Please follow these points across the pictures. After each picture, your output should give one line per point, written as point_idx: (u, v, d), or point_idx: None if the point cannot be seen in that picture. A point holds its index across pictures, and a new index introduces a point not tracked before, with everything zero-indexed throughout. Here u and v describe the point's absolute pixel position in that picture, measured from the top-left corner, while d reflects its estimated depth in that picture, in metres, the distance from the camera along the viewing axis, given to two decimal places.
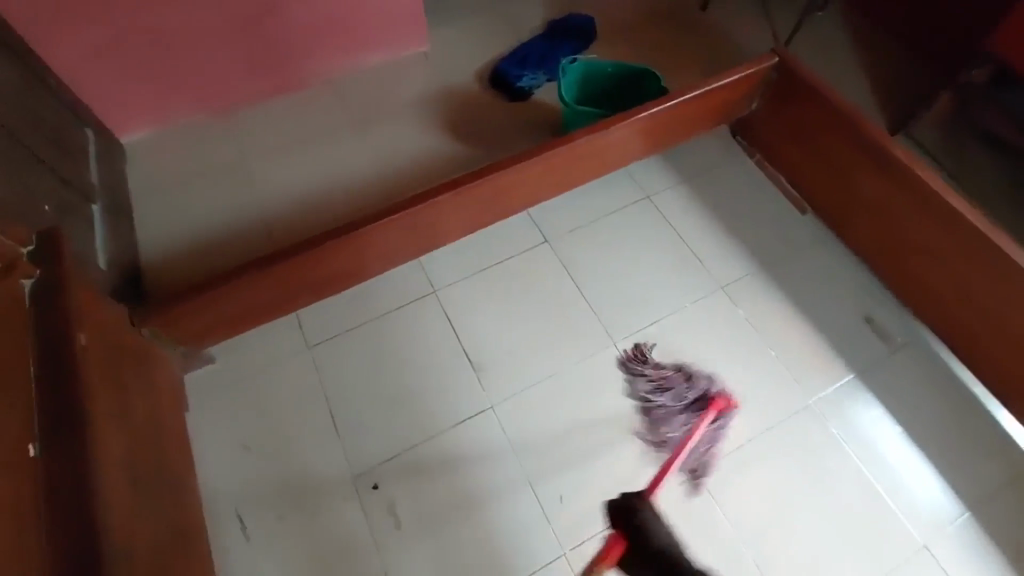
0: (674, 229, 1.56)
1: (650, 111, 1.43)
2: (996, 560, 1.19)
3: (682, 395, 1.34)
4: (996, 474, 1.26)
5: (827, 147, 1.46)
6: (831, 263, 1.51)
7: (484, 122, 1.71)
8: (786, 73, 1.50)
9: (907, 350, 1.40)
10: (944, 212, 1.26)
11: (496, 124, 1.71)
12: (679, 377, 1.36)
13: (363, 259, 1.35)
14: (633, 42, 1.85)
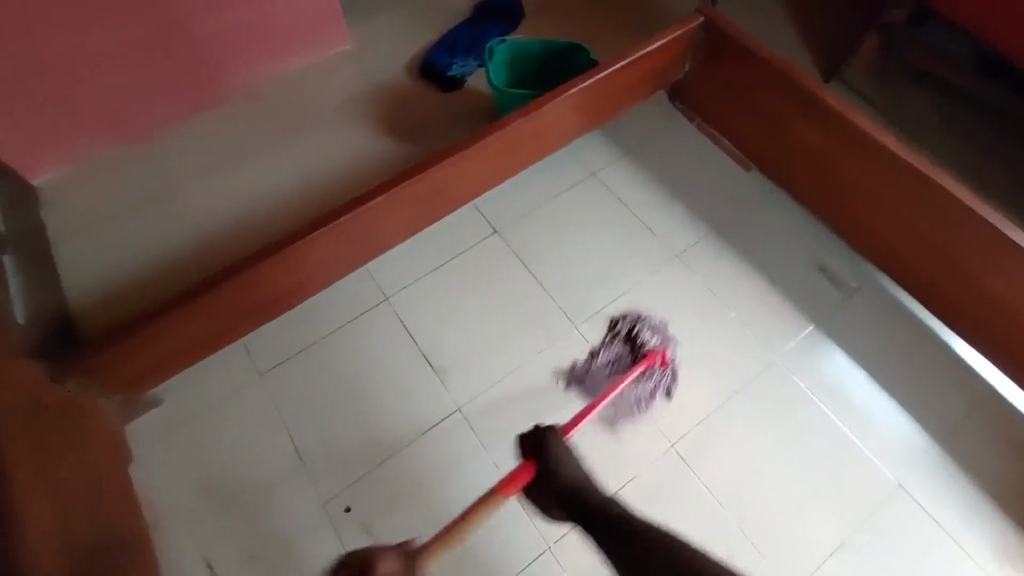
0: (622, 203, 1.54)
1: (581, 86, 1.40)
2: (967, 487, 1.21)
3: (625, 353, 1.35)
4: (958, 403, 1.28)
5: (763, 102, 1.45)
6: (781, 217, 1.52)
7: (417, 117, 1.65)
8: (713, 32, 1.48)
9: (862, 294, 1.41)
10: (879, 153, 1.27)
11: (430, 117, 1.65)
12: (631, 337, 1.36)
13: (304, 275, 1.28)
14: (561, 17, 1.81)
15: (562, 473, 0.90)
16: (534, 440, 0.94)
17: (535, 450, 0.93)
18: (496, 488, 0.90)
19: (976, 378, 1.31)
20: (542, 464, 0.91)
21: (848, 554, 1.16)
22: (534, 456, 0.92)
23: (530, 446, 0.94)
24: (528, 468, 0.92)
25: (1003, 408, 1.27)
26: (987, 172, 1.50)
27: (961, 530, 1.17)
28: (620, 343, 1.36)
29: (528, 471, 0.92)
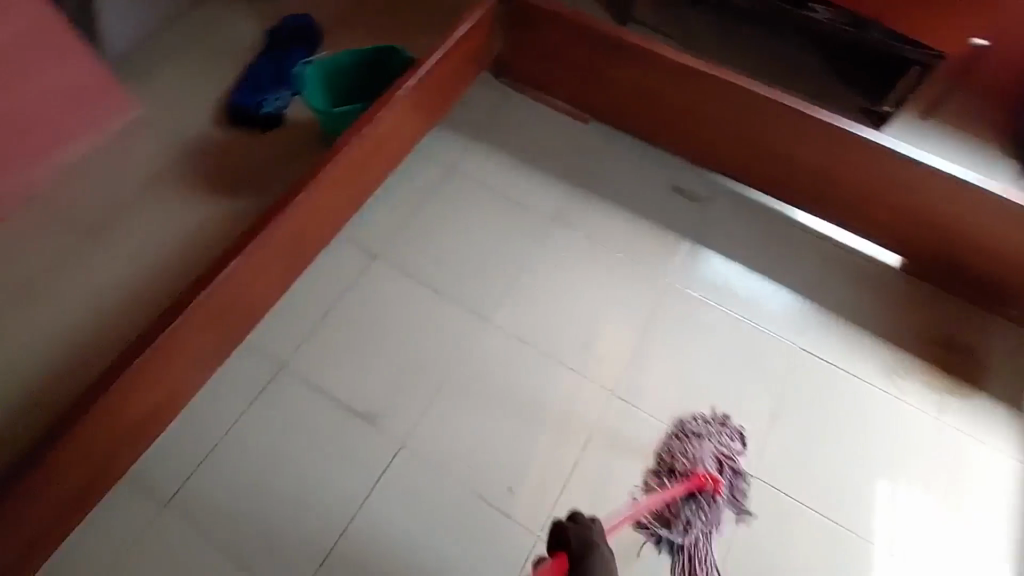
0: (487, 187, 1.54)
1: (406, 87, 1.37)
2: (851, 328, 1.39)
3: (686, 457, 1.22)
4: (818, 263, 1.48)
5: (578, 58, 1.53)
6: (629, 156, 1.62)
7: (246, 166, 1.50)
8: (510, 5, 1.53)
9: (717, 201, 1.56)
10: (687, 76, 1.41)
11: (261, 162, 1.51)
12: (696, 437, 1.24)
13: (177, 375, 1.15)
14: (362, 26, 1.75)
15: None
16: (573, 528, 1.02)
17: (574, 541, 1.01)
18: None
19: (823, 239, 1.51)
20: (578, 551, 1.00)
21: (787, 422, 1.27)
22: (576, 550, 1.00)
23: (572, 539, 1.01)
24: (563, 556, 1.01)
25: (849, 254, 1.49)
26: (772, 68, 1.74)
27: (860, 366, 1.34)
28: (691, 439, 1.24)
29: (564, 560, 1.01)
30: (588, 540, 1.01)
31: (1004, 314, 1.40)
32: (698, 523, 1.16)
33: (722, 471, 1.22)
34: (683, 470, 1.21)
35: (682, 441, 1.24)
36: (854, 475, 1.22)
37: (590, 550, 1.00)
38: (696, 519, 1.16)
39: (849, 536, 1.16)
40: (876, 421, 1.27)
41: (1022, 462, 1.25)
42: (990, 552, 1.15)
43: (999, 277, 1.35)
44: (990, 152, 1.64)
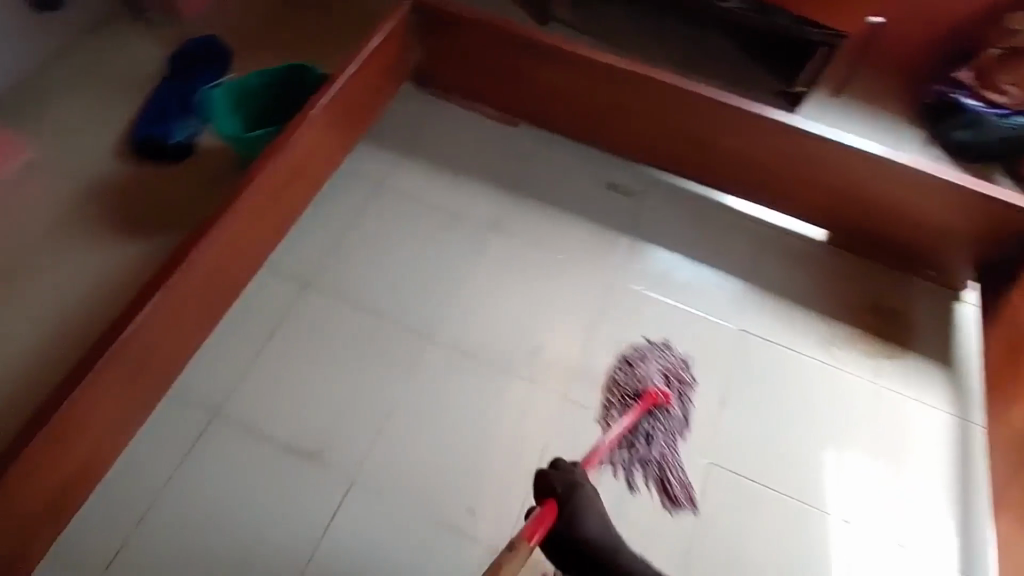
0: (419, 200, 1.50)
1: (319, 107, 1.31)
2: (787, 305, 1.43)
3: (635, 381, 1.27)
4: (750, 245, 1.52)
5: (498, 63, 1.50)
6: (560, 155, 1.62)
7: (156, 200, 1.40)
8: (423, 14, 1.48)
9: (649, 193, 1.57)
10: (604, 73, 1.41)
11: (172, 195, 1.41)
12: (641, 361, 1.30)
13: (99, 435, 1.07)
14: (272, 45, 1.68)
15: (583, 531, 1.00)
16: (559, 474, 1.04)
17: (562, 487, 1.02)
18: (526, 530, 0.94)
19: (752, 220, 1.55)
20: (566, 495, 1.02)
21: (736, 405, 1.29)
22: (562, 494, 1.02)
23: (557, 484, 1.02)
24: (551, 501, 1.01)
25: (778, 233, 1.54)
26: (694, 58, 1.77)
27: (798, 341, 1.38)
28: (637, 363, 1.30)
29: (554, 507, 1.00)
30: (573, 482, 1.03)
31: (925, 275, 1.48)
32: (659, 435, 1.20)
33: (670, 386, 1.27)
34: (635, 394, 1.25)
35: (629, 368, 1.29)
36: (804, 448, 1.25)
37: (577, 491, 1.02)
38: (658, 433, 1.20)
39: (805, 508, 1.20)
40: (819, 392, 1.31)
41: (954, 414, 1.31)
42: (935, 505, 1.20)
43: (916, 242, 1.41)
44: (895, 123, 1.76)
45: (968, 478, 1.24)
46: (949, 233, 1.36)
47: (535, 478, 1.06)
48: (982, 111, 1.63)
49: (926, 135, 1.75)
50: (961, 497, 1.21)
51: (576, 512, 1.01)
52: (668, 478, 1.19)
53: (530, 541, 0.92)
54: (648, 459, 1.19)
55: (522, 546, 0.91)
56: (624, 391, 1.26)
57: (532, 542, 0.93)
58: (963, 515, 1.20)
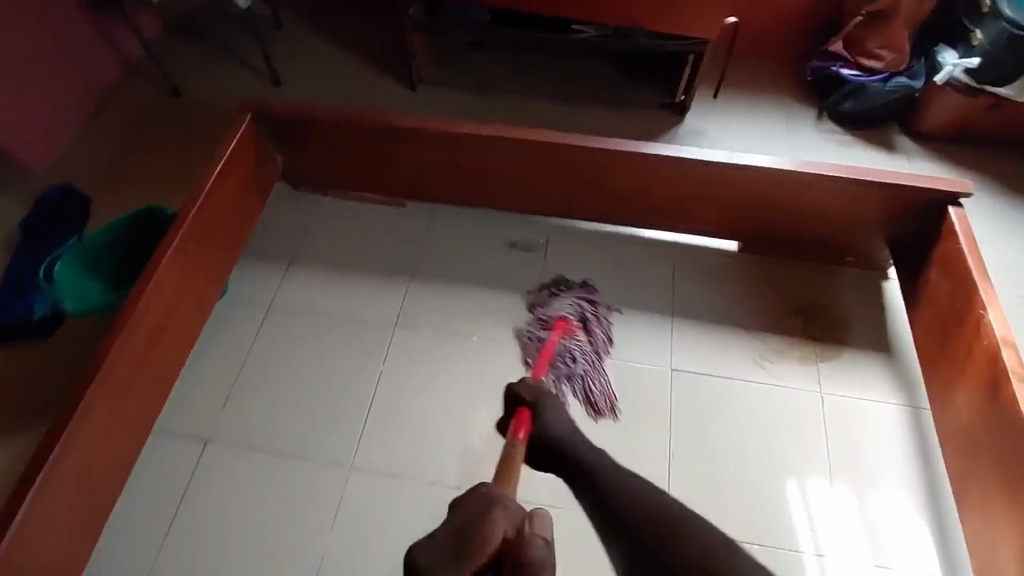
0: (314, 314, 1.41)
1: (170, 251, 1.18)
2: (713, 327, 1.38)
3: (548, 313, 1.38)
4: (664, 272, 1.46)
5: (362, 151, 1.43)
6: (453, 225, 1.54)
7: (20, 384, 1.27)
8: (269, 120, 1.39)
9: (552, 244, 1.51)
10: (470, 140, 1.34)
11: (37, 372, 1.28)
12: (551, 298, 1.40)
13: None
14: (135, 184, 1.60)
15: (550, 434, 0.95)
16: (523, 385, 1.03)
17: (527, 393, 1.01)
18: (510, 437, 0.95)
19: (662, 246, 1.49)
20: (535, 401, 1.00)
21: (682, 452, 1.22)
22: (531, 402, 1.00)
23: (525, 394, 1.02)
24: (523, 411, 1.00)
25: (691, 254, 1.48)
26: (576, 86, 1.77)
27: (733, 365, 1.32)
28: (548, 299, 1.40)
29: (526, 413, 1.00)
30: (540, 389, 1.03)
31: (844, 263, 1.43)
32: (579, 352, 1.31)
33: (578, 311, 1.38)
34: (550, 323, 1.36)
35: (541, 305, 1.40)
36: (759, 480, 1.19)
37: (545, 395, 1.01)
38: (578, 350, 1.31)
39: (773, 551, 1.12)
40: (763, 415, 1.26)
41: (904, 406, 1.26)
42: (903, 511, 1.14)
43: (826, 235, 1.37)
44: (786, 107, 1.71)
45: (930, 471, 1.18)
46: (854, 222, 1.32)
47: (505, 395, 1.06)
48: (863, 81, 1.60)
49: (818, 111, 1.70)
50: (927, 495, 1.15)
51: (549, 415, 0.98)
52: (589, 389, 1.27)
53: (516, 444, 0.93)
54: (574, 372, 1.28)
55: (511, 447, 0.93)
56: (543, 321, 1.37)
57: (517, 447, 0.93)
58: (934, 515, 1.14)
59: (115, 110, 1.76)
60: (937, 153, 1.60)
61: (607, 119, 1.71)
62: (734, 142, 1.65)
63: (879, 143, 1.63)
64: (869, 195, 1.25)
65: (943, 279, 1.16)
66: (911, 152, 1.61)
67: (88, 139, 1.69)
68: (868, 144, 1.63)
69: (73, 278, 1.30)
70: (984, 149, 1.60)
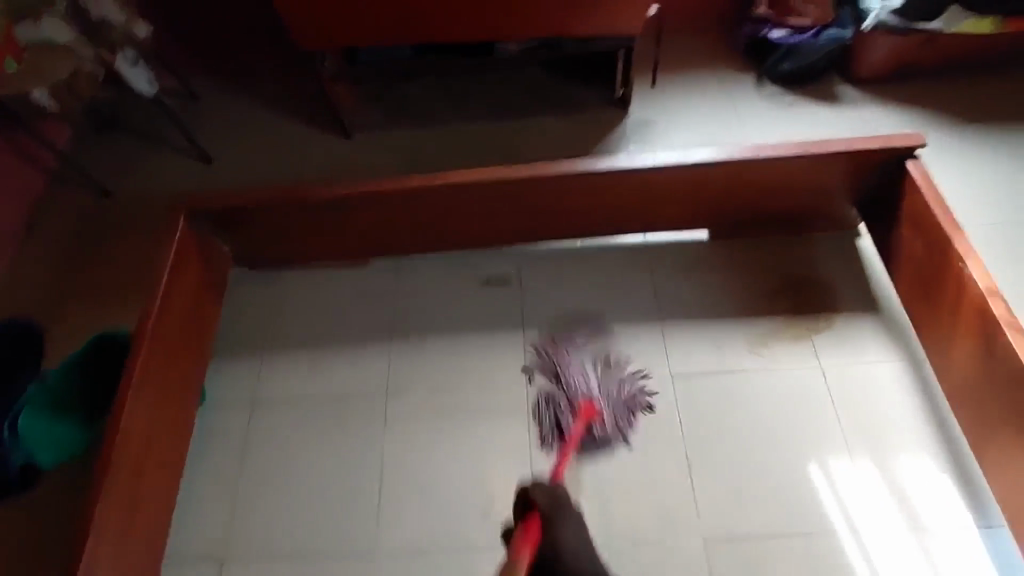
0: (301, 398, 1.36)
1: (134, 380, 1.11)
2: (703, 321, 1.36)
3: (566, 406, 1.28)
4: (642, 276, 1.43)
5: (311, 223, 1.38)
6: (422, 273, 1.50)
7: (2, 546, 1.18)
8: (204, 214, 1.32)
9: (525, 271, 1.47)
10: (418, 192, 1.30)
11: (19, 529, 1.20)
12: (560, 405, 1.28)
13: None
14: (77, 299, 1.51)
15: (568, 560, 0.92)
16: (538, 488, 0.97)
17: (544, 500, 0.95)
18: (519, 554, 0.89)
19: (635, 250, 1.47)
20: (549, 510, 0.95)
21: (701, 460, 1.21)
22: (547, 510, 0.95)
23: (542, 500, 0.95)
24: (535, 521, 0.94)
25: (665, 251, 1.46)
26: (513, 100, 1.72)
27: (732, 356, 1.31)
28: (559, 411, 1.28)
29: (537, 524, 0.94)
30: (557, 494, 0.97)
31: (816, 228, 1.42)
32: (573, 368, 1.32)
33: (602, 386, 1.30)
34: (572, 406, 1.28)
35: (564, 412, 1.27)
36: (781, 468, 1.19)
37: (563, 505, 0.95)
38: (608, 435, 1.24)
39: (813, 537, 1.12)
40: (772, 403, 1.25)
41: (903, 361, 1.26)
42: (925, 466, 1.15)
43: (792, 206, 1.36)
44: (726, 80, 1.69)
45: (942, 423, 1.19)
46: (817, 189, 1.31)
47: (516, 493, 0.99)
48: (796, 40, 1.58)
49: (757, 77, 1.68)
50: (944, 445, 1.17)
51: (562, 528, 0.94)
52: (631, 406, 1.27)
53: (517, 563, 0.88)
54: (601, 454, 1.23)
55: (515, 565, 0.88)
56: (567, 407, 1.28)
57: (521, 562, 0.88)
58: (955, 464, 1.15)
59: (43, 227, 1.64)
60: (881, 95, 1.60)
61: (552, 127, 1.66)
62: (683, 125, 1.63)
63: (824, 95, 1.62)
64: (824, 163, 1.24)
65: (919, 236, 1.17)
66: (857, 99, 1.60)
67: (23, 264, 1.58)
68: (814, 99, 1.62)
69: (59, 431, 1.22)
70: (925, 81, 1.61)
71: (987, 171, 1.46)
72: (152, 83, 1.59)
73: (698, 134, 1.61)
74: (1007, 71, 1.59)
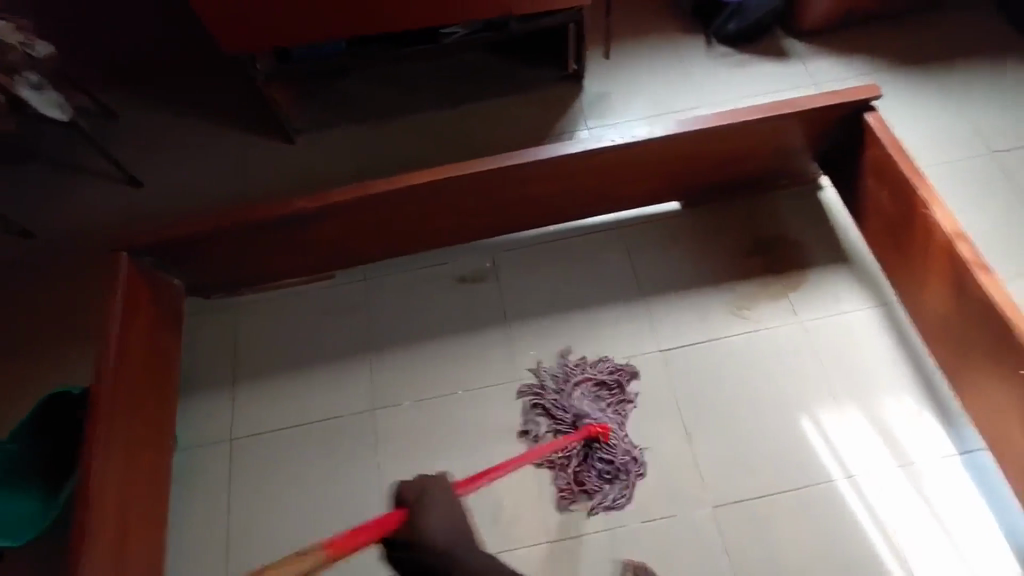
0: (284, 428, 1.29)
1: (99, 442, 1.02)
2: (683, 292, 1.36)
3: (561, 423, 1.24)
4: (618, 254, 1.42)
5: (266, 242, 1.28)
6: (392, 278, 1.43)
7: None
8: (147, 249, 1.22)
9: (500, 263, 1.43)
10: (380, 198, 1.23)
11: None
12: (556, 415, 1.25)
13: None
14: (17, 354, 1.37)
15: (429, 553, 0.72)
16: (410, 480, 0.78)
17: (410, 492, 0.76)
18: (328, 540, 0.69)
19: (608, 229, 1.45)
20: (415, 503, 0.75)
21: (697, 431, 1.22)
22: (412, 502, 0.76)
23: (407, 492, 0.77)
24: (393, 514, 0.75)
25: (638, 226, 1.45)
26: (464, 87, 1.64)
27: (714, 326, 1.32)
28: (552, 423, 1.24)
29: (396, 519, 0.74)
30: (429, 487, 0.77)
31: (780, 187, 1.44)
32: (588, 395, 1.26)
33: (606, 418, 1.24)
34: (569, 422, 1.24)
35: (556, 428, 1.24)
36: (775, 428, 1.21)
37: (431, 498, 0.76)
38: (596, 463, 1.19)
39: (813, 489, 1.16)
40: (759, 366, 1.27)
41: (875, 308, 1.30)
42: (908, 406, 1.21)
43: (756, 167, 1.37)
44: (676, 46, 1.67)
45: (917, 362, 1.24)
46: (779, 149, 1.32)
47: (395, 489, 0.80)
48: None
49: (706, 39, 1.67)
50: (921, 383, 1.22)
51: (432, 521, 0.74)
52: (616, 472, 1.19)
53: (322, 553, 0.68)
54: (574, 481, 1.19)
55: (306, 556, 0.68)
56: (561, 423, 1.24)
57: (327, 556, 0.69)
58: (934, 399, 1.21)
59: None
60: (827, 47, 1.62)
61: (508, 111, 1.60)
62: (639, 94, 1.60)
63: (774, 52, 1.63)
64: (783, 125, 1.25)
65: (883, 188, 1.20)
66: (804, 54, 1.62)
67: None
68: (763, 57, 1.62)
69: (23, 502, 1.13)
70: (866, 29, 1.63)
71: (933, 114, 1.50)
72: (64, 108, 1.43)
73: (655, 104, 1.59)
74: (940, 12, 1.64)
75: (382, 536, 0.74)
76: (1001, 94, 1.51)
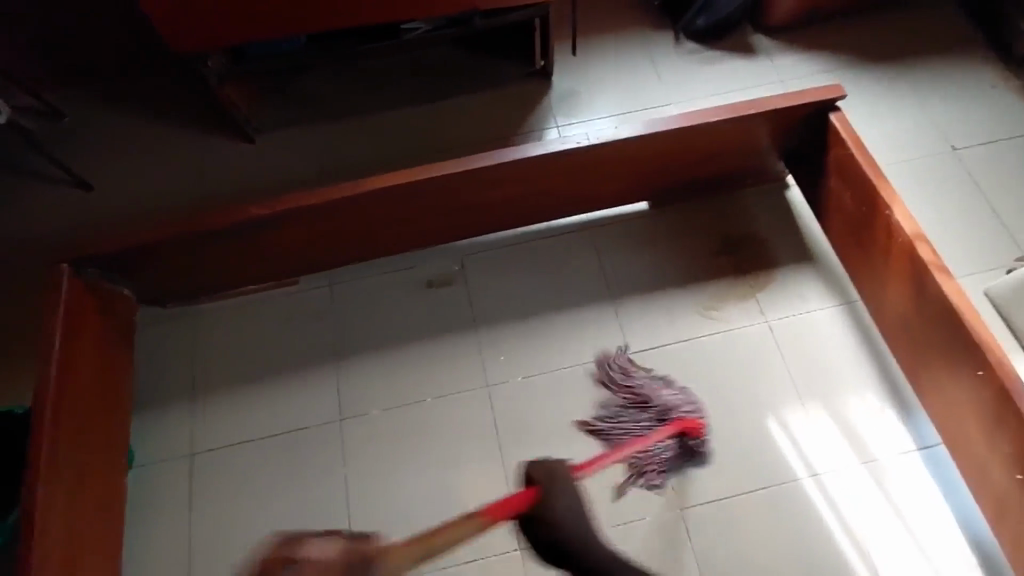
0: (244, 442, 1.25)
1: (44, 465, 0.97)
2: (652, 293, 1.36)
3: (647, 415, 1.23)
4: (588, 255, 1.40)
5: (224, 250, 1.23)
6: (358, 283, 1.39)
7: None
8: (96, 259, 1.16)
9: (468, 266, 1.40)
10: (342, 203, 1.19)
11: None
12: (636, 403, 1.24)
13: None
14: None
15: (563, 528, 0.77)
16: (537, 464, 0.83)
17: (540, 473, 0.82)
18: (484, 509, 0.78)
19: (576, 230, 1.43)
20: (545, 483, 0.80)
21: None
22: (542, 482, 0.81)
23: (538, 473, 0.82)
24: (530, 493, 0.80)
25: (607, 227, 1.43)
26: (429, 84, 1.60)
27: (682, 327, 1.32)
28: (633, 410, 1.24)
29: (529, 496, 0.80)
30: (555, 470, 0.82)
31: (747, 186, 1.44)
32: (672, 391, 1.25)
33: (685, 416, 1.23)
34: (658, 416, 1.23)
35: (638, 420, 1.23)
36: (742, 428, 1.22)
37: (561, 481, 0.81)
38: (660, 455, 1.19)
39: (779, 487, 1.17)
40: (727, 366, 1.28)
41: (840, 307, 1.32)
42: (869, 404, 1.23)
43: (724, 167, 1.36)
44: (645, 41, 1.65)
45: (879, 360, 1.26)
46: (746, 148, 1.32)
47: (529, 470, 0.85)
48: None
49: (675, 35, 1.65)
50: (883, 381, 1.24)
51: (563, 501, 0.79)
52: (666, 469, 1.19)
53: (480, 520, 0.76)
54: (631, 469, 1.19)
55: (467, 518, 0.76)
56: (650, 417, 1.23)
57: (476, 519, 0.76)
58: (894, 396, 1.23)
59: None
60: (795, 43, 1.62)
61: (475, 109, 1.56)
62: (608, 91, 1.58)
63: (742, 48, 1.62)
64: (750, 125, 1.24)
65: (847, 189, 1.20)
66: (772, 50, 1.61)
67: None
68: (732, 53, 1.61)
69: None
70: (832, 25, 1.63)
71: (897, 112, 1.51)
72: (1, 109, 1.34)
73: (624, 101, 1.57)
74: (904, 9, 1.65)
75: (518, 511, 0.80)
76: (961, 92, 1.53)
